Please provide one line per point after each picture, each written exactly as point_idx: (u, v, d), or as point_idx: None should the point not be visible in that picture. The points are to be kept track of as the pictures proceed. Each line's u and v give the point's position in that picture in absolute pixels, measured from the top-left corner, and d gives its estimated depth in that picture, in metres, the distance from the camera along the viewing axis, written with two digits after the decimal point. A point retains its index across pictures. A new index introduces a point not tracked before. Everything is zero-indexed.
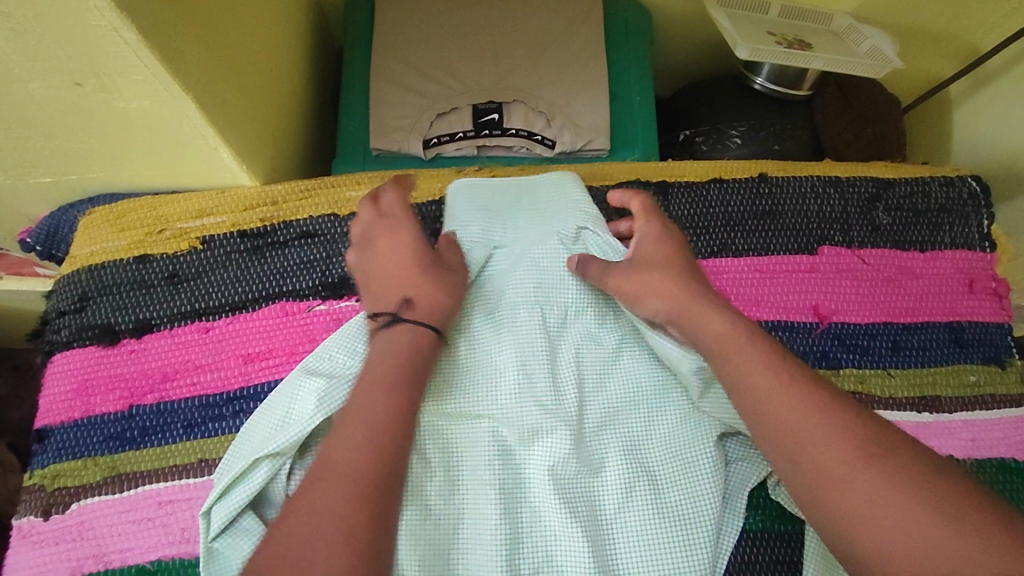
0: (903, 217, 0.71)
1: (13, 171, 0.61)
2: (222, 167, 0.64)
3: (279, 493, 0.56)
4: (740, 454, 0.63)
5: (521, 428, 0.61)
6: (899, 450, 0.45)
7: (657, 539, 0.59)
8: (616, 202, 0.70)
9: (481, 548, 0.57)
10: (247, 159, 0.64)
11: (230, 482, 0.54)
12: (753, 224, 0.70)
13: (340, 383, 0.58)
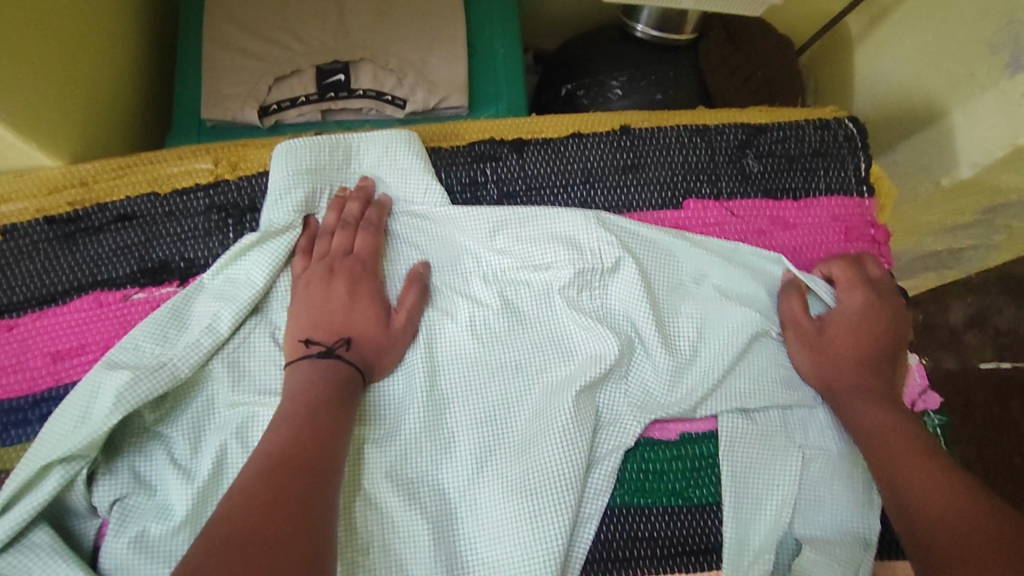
0: (774, 163, 0.65)
1: None
2: (12, 150, 0.57)
3: (81, 499, 0.53)
4: (613, 417, 0.57)
5: (362, 407, 0.57)
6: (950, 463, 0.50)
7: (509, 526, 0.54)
8: (466, 163, 0.64)
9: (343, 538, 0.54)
10: (41, 140, 0.57)
11: (17, 491, 0.50)
12: (614, 179, 0.64)
13: (148, 373, 0.53)
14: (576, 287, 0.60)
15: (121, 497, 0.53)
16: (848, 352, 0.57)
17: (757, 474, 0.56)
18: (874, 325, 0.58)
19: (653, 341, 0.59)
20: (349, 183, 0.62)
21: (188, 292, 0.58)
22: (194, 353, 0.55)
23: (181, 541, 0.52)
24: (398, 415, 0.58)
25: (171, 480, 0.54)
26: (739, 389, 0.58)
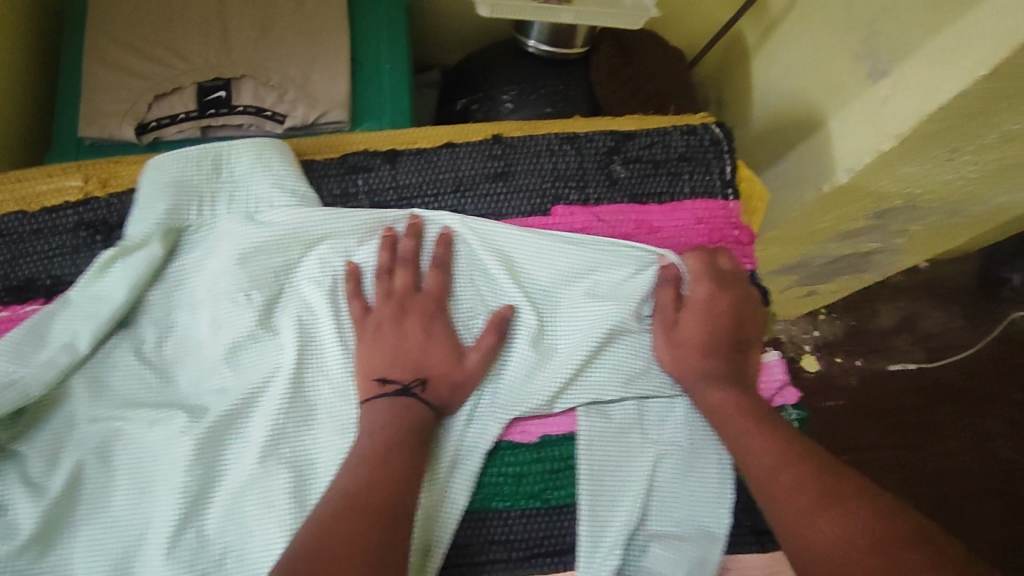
0: (641, 169, 0.67)
1: None
2: None
3: None
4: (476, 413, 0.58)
5: (216, 416, 0.57)
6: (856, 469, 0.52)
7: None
8: (338, 174, 0.66)
9: (196, 545, 0.54)
10: None
11: None
12: (485, 187, 0.66)
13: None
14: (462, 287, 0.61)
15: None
16: (696, 343, 0.60)
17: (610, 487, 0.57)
18: (727, 313, 0.62)
19: (520, 338, 0.60)
20: (220, 199, 0.62)
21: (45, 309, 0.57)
22: (49, 371, 0.55)
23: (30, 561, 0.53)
24: (243, 512, 0.55)
25: (20, 499, 0.53)
26: (596, 386, 0.60)
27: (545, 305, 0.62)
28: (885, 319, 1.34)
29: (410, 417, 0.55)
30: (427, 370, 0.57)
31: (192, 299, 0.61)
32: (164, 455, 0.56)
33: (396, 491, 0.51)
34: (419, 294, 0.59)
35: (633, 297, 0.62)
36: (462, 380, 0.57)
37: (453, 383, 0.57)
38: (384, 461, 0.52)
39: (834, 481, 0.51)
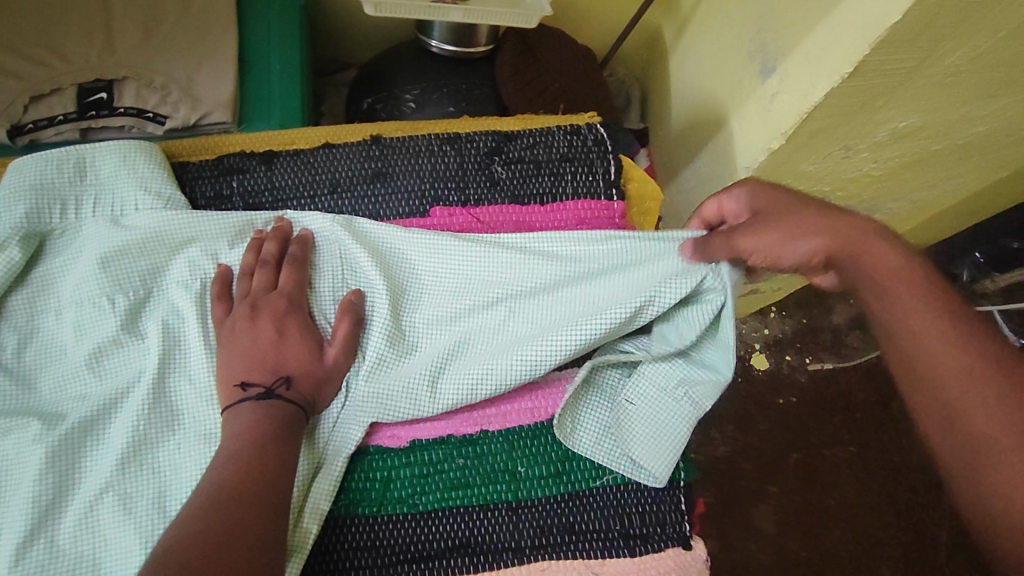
0: (522, 169, 0.66)
1: None
2: None
3: None
4: (341, 416, 0.57)
5: (72, 422, 0.55)
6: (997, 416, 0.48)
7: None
8: (212, 176, 0.65)
9: (45, 554, 0.52)
10: None
11: None
12: (362, 188, 0.65)
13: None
14: (332, 289, 0.61)
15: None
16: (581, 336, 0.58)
17: (576, 414, 0.59)
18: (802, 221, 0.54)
19: (378, 335, 0.58)
20: (85, 202, 0.60)
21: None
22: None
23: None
24: (97, 519, 0.53)
25: None
26: (452, 390, 0.57)
27: (422, 302, 0.61)
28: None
29: (272, 413, 0.53)
30: (287, 368, 0.55)
31: (56, 303, 0.60)
32: (13, 464, 0.54)
33: (266, 487, 0.50)
34: (274, 293, 0.58)
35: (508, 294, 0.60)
36: (325, 377, 0.56)
37: (316, 378, 0.56)
38: (258, 458, 0.50)
39: None
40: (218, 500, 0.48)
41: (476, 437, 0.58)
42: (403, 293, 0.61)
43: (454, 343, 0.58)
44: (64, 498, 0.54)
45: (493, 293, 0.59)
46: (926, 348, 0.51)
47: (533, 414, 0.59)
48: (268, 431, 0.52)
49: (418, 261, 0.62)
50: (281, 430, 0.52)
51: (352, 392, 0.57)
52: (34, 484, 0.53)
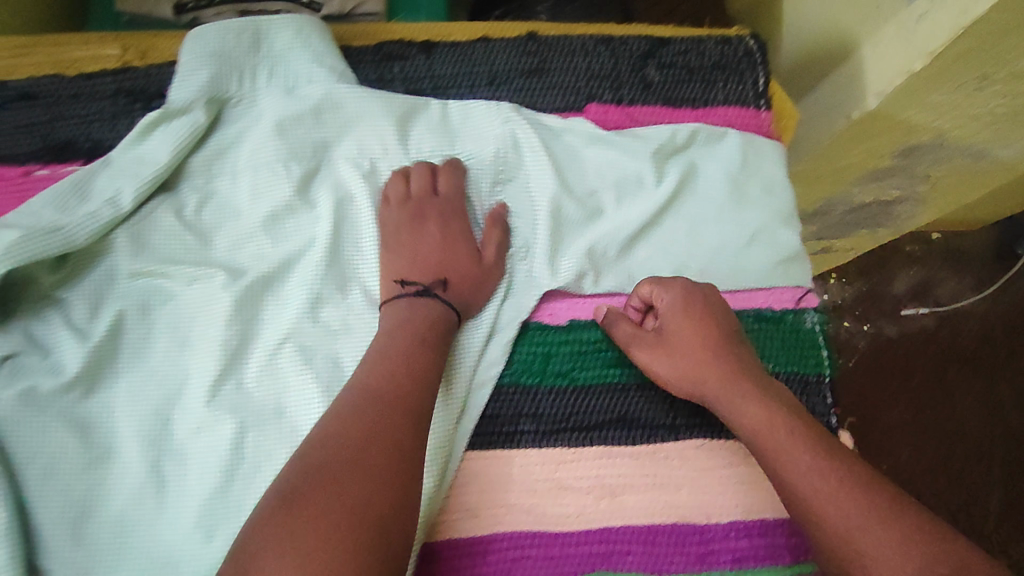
0: (675, 74, 0.67)
1: None
2: None
3: None
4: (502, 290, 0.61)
5: (251, 278, 0.58)
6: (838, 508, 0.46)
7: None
8: (374, 61, 0.66)
9: (233, 396, 0.56)
10: None
11: None
12: (519, 83, 0.66)
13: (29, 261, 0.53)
14: (495, 177, 0.64)
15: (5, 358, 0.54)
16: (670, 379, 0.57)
17: None
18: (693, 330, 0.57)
19: (539, 223, 0.63)
20: (262, 73, 0.62)
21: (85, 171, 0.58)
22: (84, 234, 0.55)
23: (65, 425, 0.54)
24: (278, 369, 0.57)
25: (65, 341, 0.55)
26: (608, 275, 0.62)
27: (578, 197, 0.64)
28: (899, 285, 1.27)
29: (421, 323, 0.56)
30: (448, 273, 0.59)
31: (231, 169, 0.62)
32: (203, 311, 0.57)
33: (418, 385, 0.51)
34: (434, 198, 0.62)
35: (658, 193, 0.64)
36: (483, 277, 0.60)
37: (476, 279, 0.59)
38: (414, 352, 0.52)
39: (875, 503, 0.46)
40: (365, 399, 0.49)
41: (633, 322, 0.61)
42: (566, 189, 0.64)
43: (606, 245, 0.62)
44: (247, 348, 0.57)
45: (649, 193, 0.64)
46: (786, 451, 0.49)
47: None
48: (412, 358, 0.52)
49: (581, 151, 0.65)
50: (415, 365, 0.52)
51: (519, 275, 0.62)
52: (224, 330, 0.57)
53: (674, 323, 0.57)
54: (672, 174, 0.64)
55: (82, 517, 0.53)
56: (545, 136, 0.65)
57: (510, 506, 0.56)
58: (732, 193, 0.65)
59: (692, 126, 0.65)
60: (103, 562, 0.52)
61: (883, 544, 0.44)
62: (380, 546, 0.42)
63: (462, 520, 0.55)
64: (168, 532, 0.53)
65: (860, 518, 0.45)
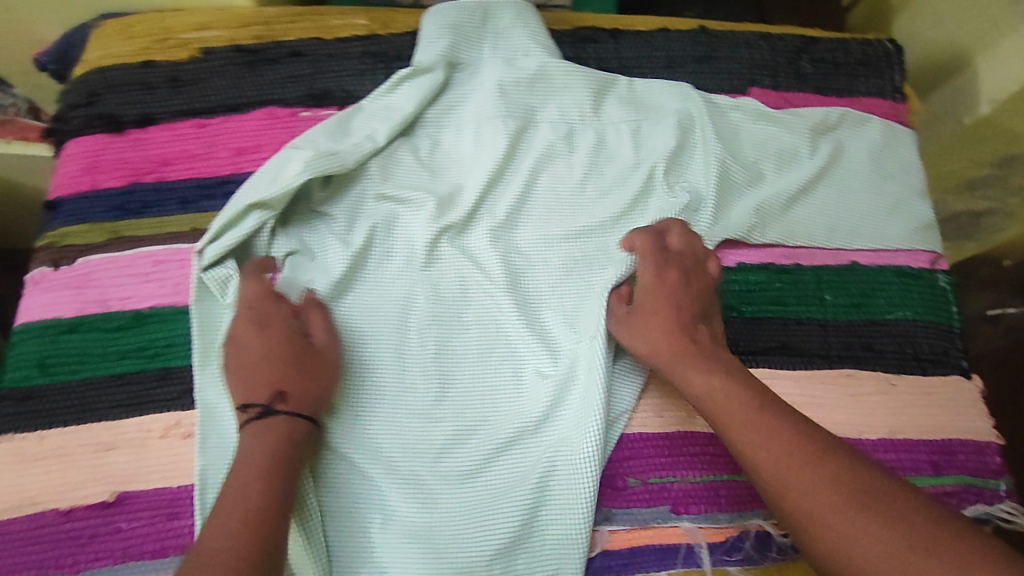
0: (825, 67, 0.79)
1: None
2: None
3: (263, 247, 0.67)
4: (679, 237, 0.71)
5: (469, 211, 0.70)
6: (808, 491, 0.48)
7: (549, 432, 0.63)
8: (571, 43, 0.78)
9: (451, 306, 0.67)
10: None
11: (221, 228, 0.65)
12: (692, 66, 0.78)
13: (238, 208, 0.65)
14: (675, 141, 0.75)
15: (291, 250, 0.68)
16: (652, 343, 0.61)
17: None
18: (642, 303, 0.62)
19: (710, 182, 0.73)
20: (487, 46, 0.76)
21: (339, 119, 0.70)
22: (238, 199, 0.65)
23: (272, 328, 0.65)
24: (487, 288, 0.68)
25: (329, 246, 0.68)
26: (769, 228, 0.72)
27: (742, 163, 0.75)
28: None
29: (297, 431, 0.56)
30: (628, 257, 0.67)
31: (455, 122, 0.74)
32: (435, 229, 0.69)
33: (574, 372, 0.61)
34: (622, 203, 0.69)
35: (812, 164, 0.75)
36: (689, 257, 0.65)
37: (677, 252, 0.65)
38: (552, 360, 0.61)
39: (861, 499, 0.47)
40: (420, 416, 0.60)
41: (792, 268, 0.72)
42: (733, 155, 0.75)
43: (769, 204, 0.73)
44: (464, 268, 0.69)
45: (803, 163, 0.75)
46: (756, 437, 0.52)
47: (836, 258, 0.73)
48: (281, 367, 0.58)
49: (744, 127, 0.76)
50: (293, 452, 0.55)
51: (695, 226, 0.72)
52: (451, 245, 0.70)
53: (642, 300, 0.62)
54: (824, 149, 0.75)
55: (338, 390, 0.65)
56: (712, 111, 0.76)
57: (689, 412, 0.67)
58: (875, 169, 0.76)
59: (843, 110, 0.76)
60: (353, 421, 0.63)
61: (870, 537, 0.46)
62: (264, 562, 0.48)
63: (649, 418, 0.66)
64: (408, 406, 0.64)
65: (835, 515, 0.47)
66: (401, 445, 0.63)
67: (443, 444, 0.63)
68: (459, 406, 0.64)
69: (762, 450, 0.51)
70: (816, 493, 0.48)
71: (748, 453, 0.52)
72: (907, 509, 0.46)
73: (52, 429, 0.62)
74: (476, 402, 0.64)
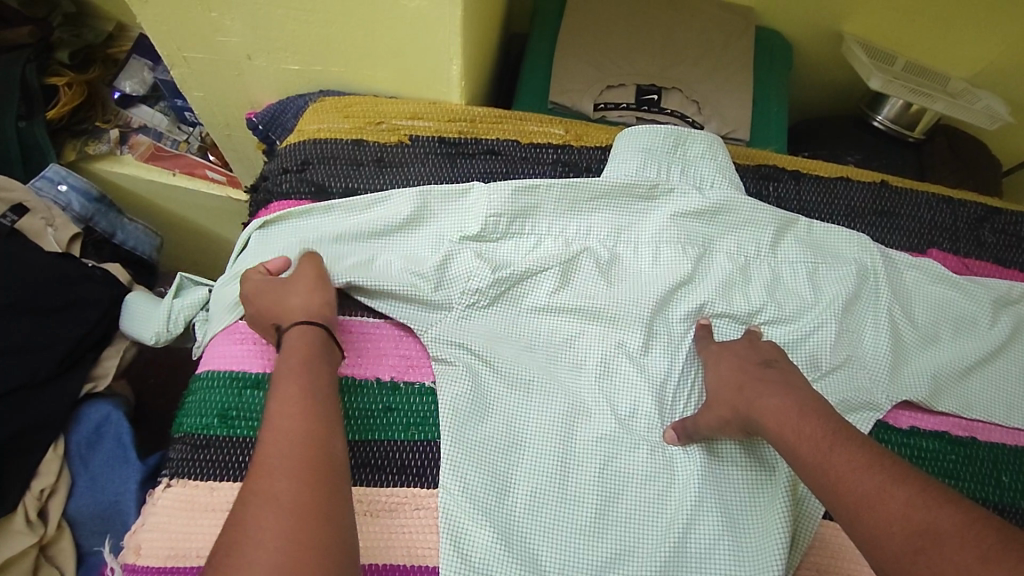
0: (1005, 238, 0.82)
1: (278, 53, 0.83)
2: (444, 76, 0.83)
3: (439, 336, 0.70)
4: (850, 385, 0.70)
5: (639, 332, 0.71)
6: (887, 507, 0.47)
7: (714, 570, 0.61)
8: (754, 178, 0.83)
9: (609, 427, 0.67)
10: (462, 77, 0.83)
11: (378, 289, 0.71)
12: (872, 218, 0.81)
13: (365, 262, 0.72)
14: (854, 289, 0.75)
15: (451, 342, 0.69)
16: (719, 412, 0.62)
17: None
18: (721, 374, 0.64)
19: (883, 334, 0.73)
20: (676, 169, 0.79)
21: (463, 189, 0.76)
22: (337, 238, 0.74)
23: (401, 389, 0.68)
24: (645, 413, 0.68)
25: (502, 336, 0.71)
26: (946, 392, 0.71)
27: (914, 320, 0.75)
28: None
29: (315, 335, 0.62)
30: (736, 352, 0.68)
31: (632, 243, 0.77)
32: (612, 345, 0.71)
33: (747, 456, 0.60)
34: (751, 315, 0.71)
35: (994, 336, 0.74)
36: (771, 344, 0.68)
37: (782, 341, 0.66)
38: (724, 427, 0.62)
39: (935, 513, 0.45)
40: (521, 443, 0.66)
41: (966, 441, 0.69)
42: (909, 311, 0.75)
43: (945, 371, 0.72)
44: (621, 388, 0.69)
45: (981, 331, 0.75)
46: (841, 464, 0.50)
47: (1014, 438, 0.71)
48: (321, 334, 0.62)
49: (917, 283, 0.76)
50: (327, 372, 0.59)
51: (865, 377, 0.71)
52: (629, 360, 0.70)
53: (723, 374, 0.64)
54: (1005, 323, 0.75)
55: (500, 491, 0.63)
56: (889, 267, 0.76)
57: None
58: None
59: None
60: (506, 510, 0.63)
61: (962, 560, 0.42)
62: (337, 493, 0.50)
63: None
64: (570, 517, 0.63)
65: (919, 537, 0.44)
66: (560, 558, 0.61)
67: (605, 562, 0.61)
68: (620, 525, 0.63)
69: (844, 473, 0.50)
70: (895, 502, 0.47)
71: (830, 475, 0.50)
72: (997, 543, 0.42)
73: (222, 482, 0.63)
74: (640, 524, 0.63)
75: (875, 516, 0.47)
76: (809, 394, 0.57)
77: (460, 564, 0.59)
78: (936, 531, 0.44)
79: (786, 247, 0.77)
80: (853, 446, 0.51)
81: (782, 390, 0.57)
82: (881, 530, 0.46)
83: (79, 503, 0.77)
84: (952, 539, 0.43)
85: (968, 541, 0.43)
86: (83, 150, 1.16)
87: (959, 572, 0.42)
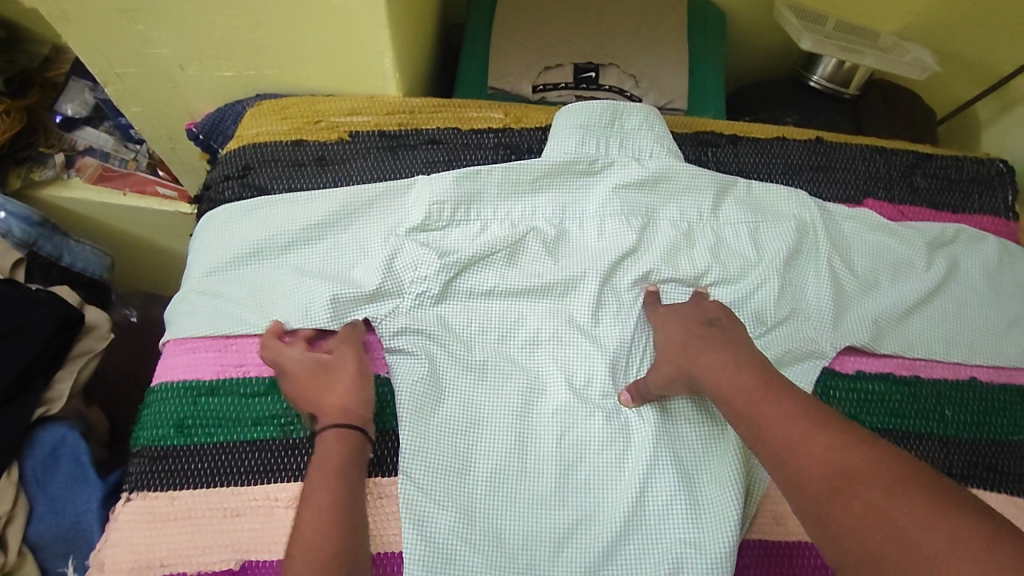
0: (938, 182, 0.84)
1: (210, 61, 0.83)
2: (379, 70, 0.83)
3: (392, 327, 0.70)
4: (797, 337, 0.72)
5: (587, 305, 0.73)
6: (809, 448, 0.48)
7: (673, 527, 0.63)
8: (693, 145, 0.84)
9: (561, 400, 0.68)
10: (397, 69, 0.83)
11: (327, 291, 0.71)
12: (808, 174, 0.83)
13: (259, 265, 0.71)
14: (794, 243, 0.77)
15: (403, 331, 0.70)
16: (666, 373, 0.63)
17: None
18: (665, 338, 0.66)
19: (825, 286, 0.75)
20: (615, 143, 0.80)
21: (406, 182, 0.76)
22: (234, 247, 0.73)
23: None
24: (597, 383, 0.69)
25: (449, 317, 0.72)
26: (888, 335, 0.73)
27: (854, 268, 0.77)
28: None
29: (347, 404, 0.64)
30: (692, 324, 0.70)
31: (575, 219, 0.78)
32: (561, 320, 0.72)
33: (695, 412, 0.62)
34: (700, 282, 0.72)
35: (932, 277, 0.77)
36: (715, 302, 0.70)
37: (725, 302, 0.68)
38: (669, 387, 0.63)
39: (853, 452, 0.47)
40: (477, 424, 0.67)
41: (910, 380, 0.72)
42: (850, 260, 0.77)
43: (885, 316, 0.74)
44: (572, 361, 0.70)
45: (920, 272, 0.77)
46: (772, 411, 0.52)
47: (955, 372, 0.73)
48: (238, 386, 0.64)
49: (855, 233, 0.79)
50: (355, 469, 0.60)
51: (811, 329, 0.73)
52: (580, 333, 0.71)
53: (669, 335, 0.65)
54: (940, 263, 0.77)
55: (459, 472, 0.64)
56: (827, 219, 0.79)
57: None
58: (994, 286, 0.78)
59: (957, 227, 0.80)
60: (467, 489, 0.64)
61: (874, 492, 0.44)
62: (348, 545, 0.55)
63: (765, 525, 0.65)
64: (530, 491, 0.64)
65: (836, 475, 0.46)
66: (523, 530, 0.63)
67: (567, 530, 0.63)
68: (579, 493, 0.64)
69: (771, 419, 0.52)
70: (817, 443, 0.48)
71: (760, 423, 0.52)
72: (907, 476, 0.44)
73: (182, 490, 0.63)
74: (598, 489, 0.64)
75: (799, 457, 0.48)
76: (747, 348, 0.59)
77: (424, 548, 0.60)
78: (852, 468, 0.46)
79: (726, 210, 0.79)
80: (787, 393, 0.53)
81: (722, 346, 0.59)
82: (802, 471, 0.48)
83: (39, 528, 0.77)
84: (864, 476, 0.45)
85: (879, 476, 0.45)
86: (27, 176, 1.14)
87: (871, 505, 0.44)
